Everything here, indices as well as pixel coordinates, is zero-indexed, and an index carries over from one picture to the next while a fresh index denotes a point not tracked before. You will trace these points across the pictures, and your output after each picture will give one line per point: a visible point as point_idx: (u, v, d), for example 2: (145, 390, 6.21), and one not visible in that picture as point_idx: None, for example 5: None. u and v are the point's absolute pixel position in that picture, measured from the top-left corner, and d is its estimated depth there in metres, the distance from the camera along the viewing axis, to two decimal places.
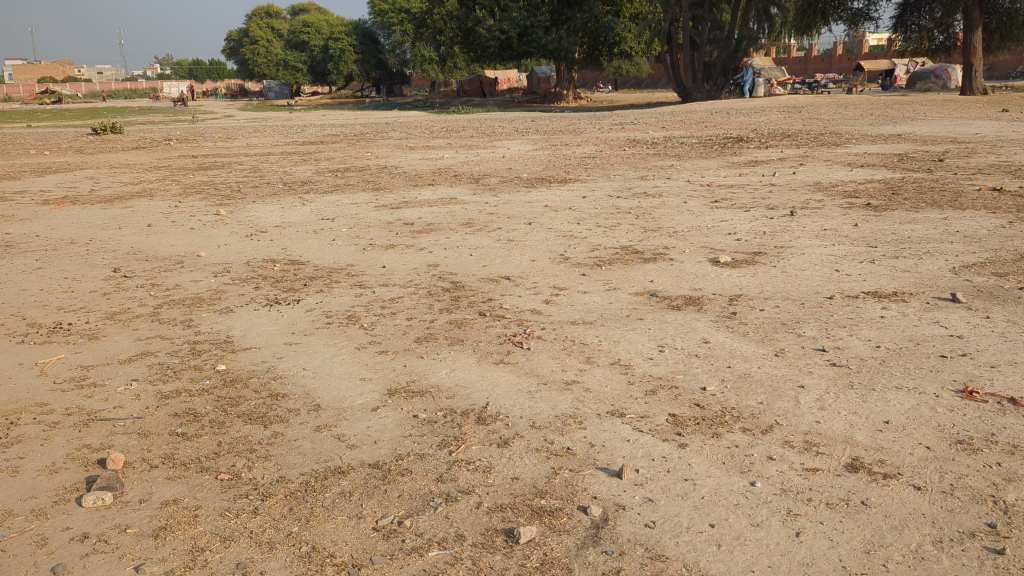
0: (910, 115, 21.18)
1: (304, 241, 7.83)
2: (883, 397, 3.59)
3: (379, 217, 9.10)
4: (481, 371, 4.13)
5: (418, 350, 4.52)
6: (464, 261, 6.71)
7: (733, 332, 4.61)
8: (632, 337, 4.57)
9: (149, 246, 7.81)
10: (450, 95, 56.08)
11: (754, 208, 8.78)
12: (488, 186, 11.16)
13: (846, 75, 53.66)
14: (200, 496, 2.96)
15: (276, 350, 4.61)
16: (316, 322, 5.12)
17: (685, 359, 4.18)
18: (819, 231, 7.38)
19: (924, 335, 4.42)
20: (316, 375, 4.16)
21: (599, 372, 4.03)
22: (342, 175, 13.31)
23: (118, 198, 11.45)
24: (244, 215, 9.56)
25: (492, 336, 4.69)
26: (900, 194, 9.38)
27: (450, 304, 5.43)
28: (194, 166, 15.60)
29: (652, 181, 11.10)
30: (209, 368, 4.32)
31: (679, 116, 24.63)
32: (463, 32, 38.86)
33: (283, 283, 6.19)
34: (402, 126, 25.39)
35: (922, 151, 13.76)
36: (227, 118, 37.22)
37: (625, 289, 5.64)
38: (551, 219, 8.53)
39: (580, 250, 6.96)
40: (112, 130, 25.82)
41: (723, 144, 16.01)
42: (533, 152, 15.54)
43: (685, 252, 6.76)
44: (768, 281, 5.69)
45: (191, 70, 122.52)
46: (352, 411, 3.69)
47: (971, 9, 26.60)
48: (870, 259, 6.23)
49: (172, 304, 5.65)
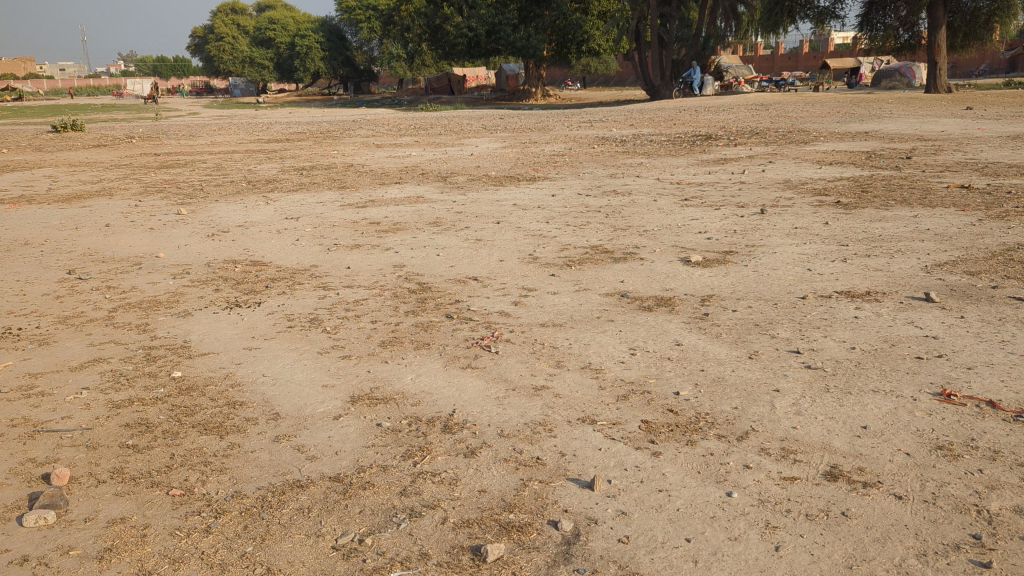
0: (877, 113, 21.31)
1: (267, 241, 7.63)
2: (859, 401, 3.51)
3: (344, 216, 8.92)
4: (448, 376, 4.00)
5: (383, 355, 4.37)
6: (431, 262, 6.56)
7: (706, 334, 4.51)
8: (602, 339, 4.46)
9: (106, 247, 7.57)
10: (419, 92, 55.75)
11: (724, 206, 8.71)
12: (456, 184, 11.02)
13: (812, 73, 54.15)
14: (149, 513, 2.79)
15: (235, 356, 4.43)
16: (277, 326, 4.95)
17: (657, 362, 4.08)
18: (790, 230, 7.33)
19: (899, 335, 4.36)
20: (276, 382, 4.00)
21: (569, 376, 3.92)
22: (308, 174, 13.07)
23: (76, 198, 11.14)
24: (205, 215, 9.32)
25: (459, 340, 4.55)
26: (869, 191, 9.36)
27: (416, 306, 5.29)
28: (155, 165, 15.25)
29: (621, 179, 11.01)
30: (164, 374, 4.13)
31: (647, 113, 24.59)
32: (431, 29, 38.61)
33: (244, 285, 5.99)
34: (370, 124, 25.15)
35: (889, 149, 13.81)
36: (191, 115, 36.63)
37: (596, 290, 5.53)
38: (520, 218, 8.40)
39: (550, 250, 6.84)
40: (72, 127, 25.27)
41: (692, 141, 15.97)
42: (502, 149, 15.41)
43: (656, 251, 6.66)
44: (741, 281, 5.61)
45: (156, 69, 120.95)
46: (313, 420, 3.54)
47: (935, 8, 26.86)
48: (842, 258, 6.17)
49: (128, 308, 5.44)
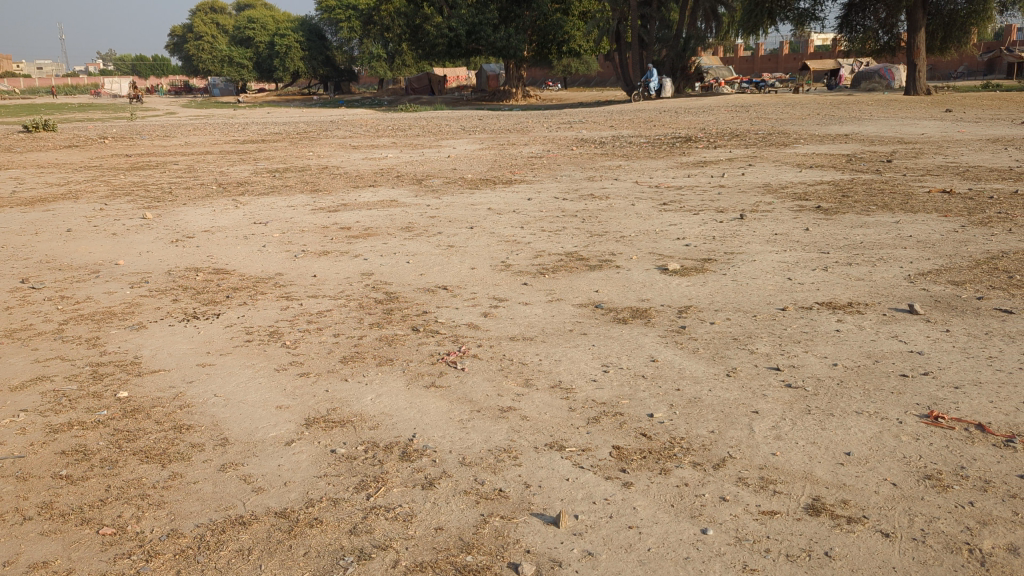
0: (856, 115, 21.25)
1: (232, 247, 7.38)
2: (842, 425, 3.34)
3: (314, 221, 8.68)
4: (410, 396, 3.78)
5: (343, 372, 4.14)
6: (400, 270, 6.34)
7: (682, 349, 4.32)
8: (574, 355, 4.26)
9: (65, 254, 7.29)
10: (399, 93, 55.45)
11: (703, 210, 8.55)
12: (432, 187, 10.79)
13: (792, 75, 54.29)
14: (74, 556, 2.56)
15: (186, 373, 4.19)
16: (234, 340, 4.71)
17: (630, 380, 3.88)
18: (769, 236, 7.17)
19: (883, 350, 4.19)
20: (228, 403, 3.77)
21: (538, 396, 3.72)
22: (281, 176, 12.81)
23: (39, 201, 10.83)
24: (171, 219, 9.04)
25: (425, 355, 4.34)
26: (850, 196, 9.24)
27: (382, 317, 5.07)
28: (125, 166, 14.91)
29: (599, 182, 10.83)
30: (108, 395, 3.88)
31: (627, 114, 24.47)
32: (411, 29, 38.34)
33: (204, 295, 5.74)
34: (347, 124, 24.85)
35: (870, 151, 13.72)
36: (167, 114, 36.19)
37: (569, 300, 5.33)
38: (494, 222, 8.20)
39: (523, 256, 6.63)
40: (44, 127, 24.80)
41: (673, 143, 15.83)
42: (479, 151, 15.21)
43: (632, 258, 6.47)
44: (719, 291, 5.43)
45: (134, 66, 119.86)
46: (263, 446, 3.31)
47: (914, 11, 26.92)
48: (822, 266, 6.01)
49: (79, 320, 5.18)
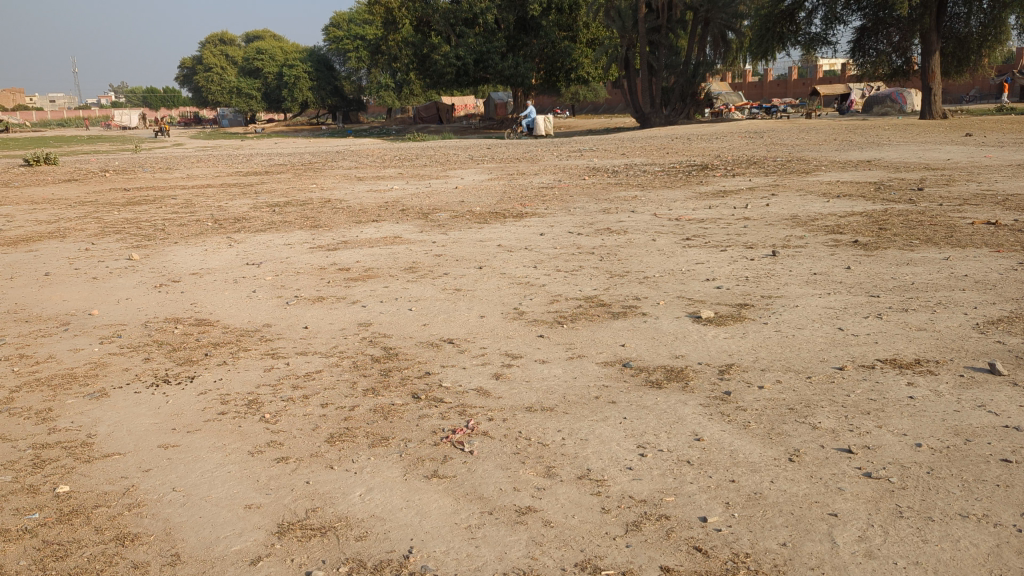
0: (876, 140, 20.59)
1: (219, 293, 6.78)
2: (947, 534, 2.65)
3: (311, 261, 8.05)
4: (407, 491, 3.13)
5: (329, 456, 3.49)
6: (401, 319, 5.69)
7: (731, 424, 3.65)
8: (604, 433, 3.59)
9: (37, 302, 6.72)
10: (406, 122, 55.23)
11: (730, 246, 7.91)
12: (438, 221, 10.21)
13: (804, 100, 53.81)
14: None
15: (145, 459, 3.55)
16: (206, 412, 4.07)
17: (673, 469, 3.22)
18: (808, 276, 6.51)
19: (973, 425, 3.50)
20: (189, 501, 3.13)
21: (562, 491, 3.07)
22: (281, 211, 12.22)
23: (24, 240, 10.29)
24: (159, 261, 8.44)
25: (426, 433, 3.67)
26: (887, 228, 8.58)
27: (378, 381, 4.42)
28: (120, 202, 14.37)
29: (615, 215, 10.19)
30: (45, 490, 3.27)
31: (639, 142, 23.94)
32: (419, 59, 37.78)
33: (179, 353, 5.11)
34: (354, 154, 24.38)
35: (898, 179, 13.05)
36: (172, 147, 35.74)
37: (591, 357, 4.67)
38: (505, 261, 7.57)
39: (538, 302, 5.99)
40: (45, 160, 24.38)
41: (688, 172, 15.22)
42: (488, 182, 14.63)
43: (660, 304, 5.82)
44: (763, 346, 4.75)
45: (145, 98, 120.80)
46: (222, 567, 2.67)
47: (928, 34, 26.29)
48: (875, 313, 5.34)
49: (33, 386, 4.56)
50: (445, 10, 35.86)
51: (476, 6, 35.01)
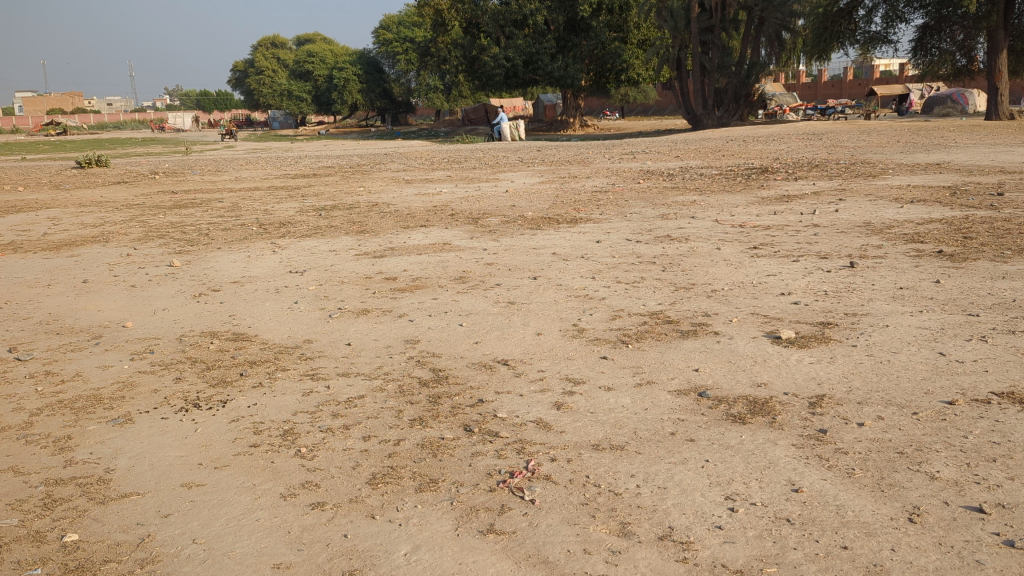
0: (943, 142, 19.70)
1: (259, 304, 6.42)
2: None
3: (356, 269, 7.67)
4: (460, 551, 2.69)
5: (371, 502, 3.07)
6: (451, 336, 5.25)
7: (833, 471, 3.15)
8: (685, 479, 3.12)
9: (73, 312, 6.41)
10: (454, 123, 54.98)
11: (802, 257, 7.35)
12: (488, 227, 9.77)
13: (859, 100, 52.47)
14: None
15: (166, 501, 3.15)
16: (238, 444, 3.68)
17: (771, 529, 2.75)
18: (894, 291, 5.95)
19: None
20: (211, 558, 2.73)
21: (641, 556, 2.61)
22: (327, 215, 11.88)
23: (66, 245, 10.06)
24: (201, 268, 8.13)
25: (480, 475, 3.23)
26: (973, 237, 7.93)
27: (426, 409, 3.99)
28: (168, 205, 14.21)
29: (675, 221, 9.67)
30: (52, 539, 2.90)
31: (693, 144, 23.22)
32: (468, 61, 37.30)
33: (212, 373, 4.74)
34: (402, 157, 23.99)
35: (974, 183, 12.29)
36: (223, 148, 35.79)
37: (663, 384, 4.19)
38: (561, 271, 7.11)
39: (598, 317, 5.53)
40: (97, 163, 24.44)
41: (747, 175, 14.55)
42: (538, 185, 14.18)
43: (733, 321, 5.32)
44: (856, 373, 4.23)
45: (198, 103, 123.21)
46: None
47: (994, 32, 25.19)
48: (978, 335, 4.78)
49: (56, 409, 4.21)
50: (495, 12, 35.56)
51: (526, 7, 34.66)
